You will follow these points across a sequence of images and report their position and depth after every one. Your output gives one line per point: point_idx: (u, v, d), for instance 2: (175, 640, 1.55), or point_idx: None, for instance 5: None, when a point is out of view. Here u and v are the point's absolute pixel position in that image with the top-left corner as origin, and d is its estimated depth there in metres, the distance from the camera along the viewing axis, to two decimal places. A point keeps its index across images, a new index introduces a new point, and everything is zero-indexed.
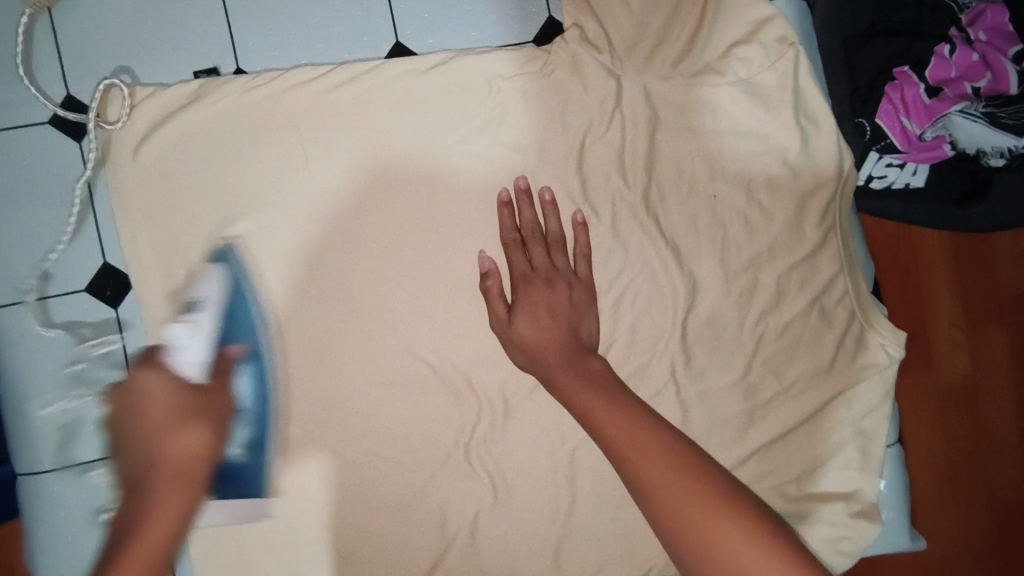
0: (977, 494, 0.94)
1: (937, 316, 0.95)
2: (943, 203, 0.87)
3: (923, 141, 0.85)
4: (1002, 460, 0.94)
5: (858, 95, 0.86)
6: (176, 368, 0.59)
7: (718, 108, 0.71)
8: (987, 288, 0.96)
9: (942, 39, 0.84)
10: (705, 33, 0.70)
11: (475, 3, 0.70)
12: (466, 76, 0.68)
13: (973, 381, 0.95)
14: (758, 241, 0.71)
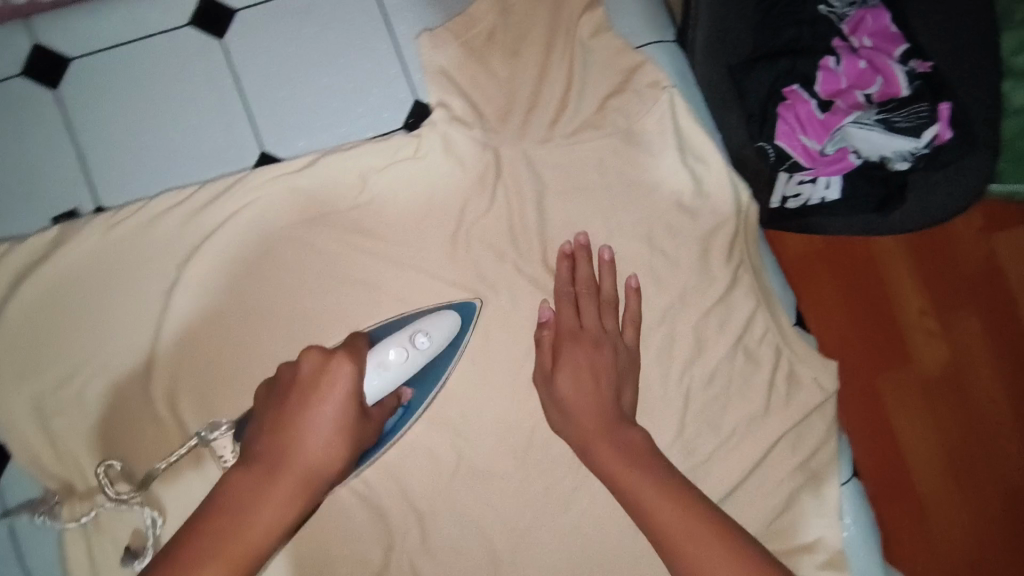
0: (980, 473, 0.96)
1: (905, 305, 0.98)
2: (860, 211, 0.85)
3: (827, 155, 0.84)
4: (998, 438, 0.96)
5: (755, 120, 0.85)
6: (368, 374, 0.56)
7: (605, 162, 0.69)
8: (948, 270, 0.98)
9: (826, 53, 0.85)
10: (577, 90, 0.68)
11: (336, 98, 0.67)
12: (337, 173, 0.65)
13: (955, 363, 0.97)
14: (667, 292, 0.68)
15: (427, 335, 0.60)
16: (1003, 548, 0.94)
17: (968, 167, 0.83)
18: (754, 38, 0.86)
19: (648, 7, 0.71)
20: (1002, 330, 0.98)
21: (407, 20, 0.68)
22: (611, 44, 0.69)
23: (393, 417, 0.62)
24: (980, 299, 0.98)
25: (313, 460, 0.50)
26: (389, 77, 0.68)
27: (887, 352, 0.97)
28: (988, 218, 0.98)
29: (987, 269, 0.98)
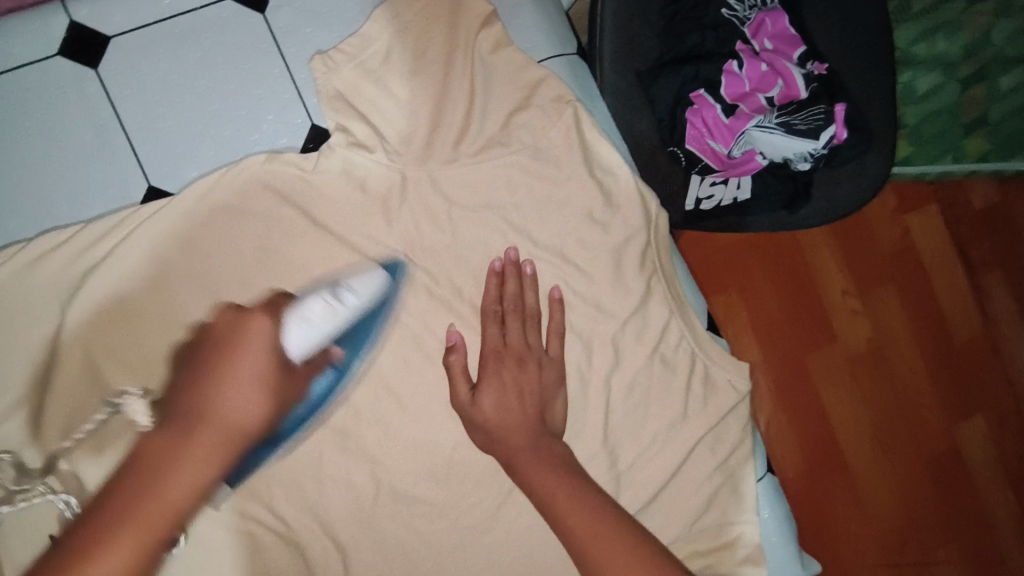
0: (885, 423, 1.37)
1: (829, 295, 1.33)
2: (772, 209, 0.90)
3: (735, 158, 0.87)
4: (922, 392, 1.37)
5: (664, 125, 0.86)
6: (291, 327, 0.53)
7: (513, 176, 0.68)
8: (877, 257, 1.37)
9: (729, 56, 0.86)
10: (480, 106, 0.68)
11: (227, 124, 0.64)
12: (237, 202, 0.63)
13: (874, 339, 1.34)
14: (582, 305, 0.68)
15: (350, 290, 0.59)
16: (902, 474, 1.34)
17: (869, 163, 0.90)
18: (661, 42, 0.87)
19: (546, 20, 0.71)
20: (924, 303, 1.39)
21: (297, 40, 0.65)
22: (513, 59, 0.69)
23: (323, 379, 0.59)
24: (895, 276, 1.37)
25: (236, 422, 0.47)
26: (283, 100, 0.65)
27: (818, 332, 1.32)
28: (896, 214, 1.37)
29: (906, 247, 1.38)
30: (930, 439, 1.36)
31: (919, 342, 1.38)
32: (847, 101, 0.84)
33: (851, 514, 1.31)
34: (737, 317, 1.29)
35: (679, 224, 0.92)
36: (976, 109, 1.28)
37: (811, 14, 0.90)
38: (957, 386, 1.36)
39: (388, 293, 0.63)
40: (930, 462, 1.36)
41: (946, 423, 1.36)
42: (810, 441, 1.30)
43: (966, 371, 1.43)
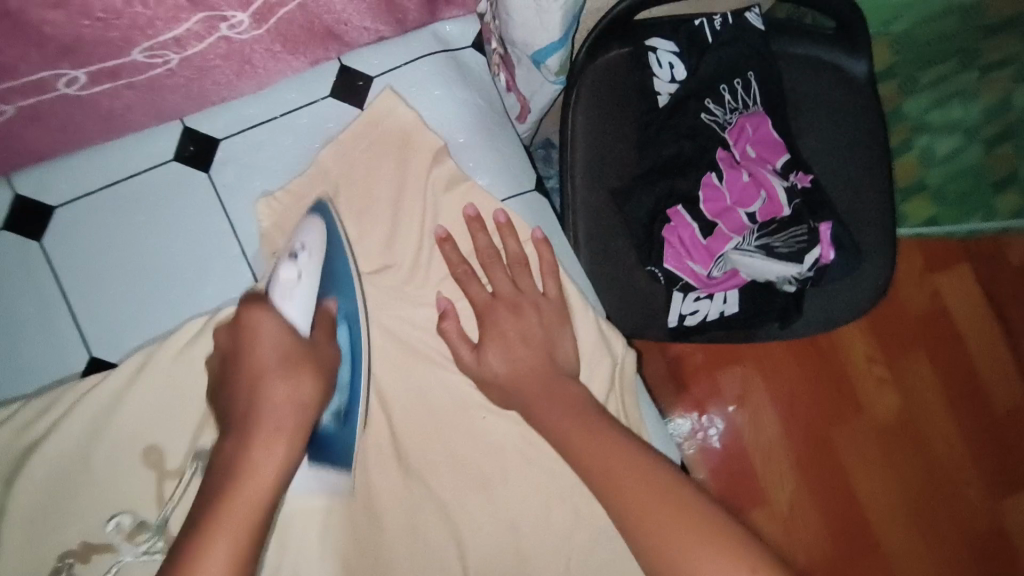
0: (923, 497, 1.34)
1: (852, 363, 1.36)
2: (763, 322, 0.85)
3: (717, 276, 0.82)
4: (957, 465, 1.35)
5: (642, 244, 0.82)
6: (279, 306, 0.58)
7: (468, 325, 0.66)
8: (910, 328, 1.37)
9: (709, 168, 0.82)
10: (430, 252, 0.66)
11: (172, 286, 0.64)
12: (170, 369, 0.62)
13: (900, 410, 1.36)
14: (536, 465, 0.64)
15: (297, 244, 0.60)
16: (940, 550, 1.33)
17: (866, 272, 0.84)
18: (632, 156, 0.83)
19: (502, 150, 0.69)
20: (957, 374, 1.37)
21: (249, 195, 0.66)
22: (467, 193, 0.66)
23: (339, 334, 0.61)
24: (927, 339, 1.37)
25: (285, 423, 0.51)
26: (228, 257, 0.65)
27: (845, 402, 1.35)
28: (925, 277, 1.38)
29: (938, 310, 1.38)
30: (965, 515, 1.34)
31: (956, 407, 1.37)
32: (832, 219, 0.79)
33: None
34: (756, 391, 1.34)
35: (663, 339, 0.87)
36: (1006, 165, 1.25)
37: (797, 114, 0.87)
38: (987, 454, 1.36)
39: (334, 227, 0.62)
40: (972, 538, 1.34)
41: (974, 497, 1.35)
42: (838, 517, 1.32)
43: (1017, 438, 1.37)
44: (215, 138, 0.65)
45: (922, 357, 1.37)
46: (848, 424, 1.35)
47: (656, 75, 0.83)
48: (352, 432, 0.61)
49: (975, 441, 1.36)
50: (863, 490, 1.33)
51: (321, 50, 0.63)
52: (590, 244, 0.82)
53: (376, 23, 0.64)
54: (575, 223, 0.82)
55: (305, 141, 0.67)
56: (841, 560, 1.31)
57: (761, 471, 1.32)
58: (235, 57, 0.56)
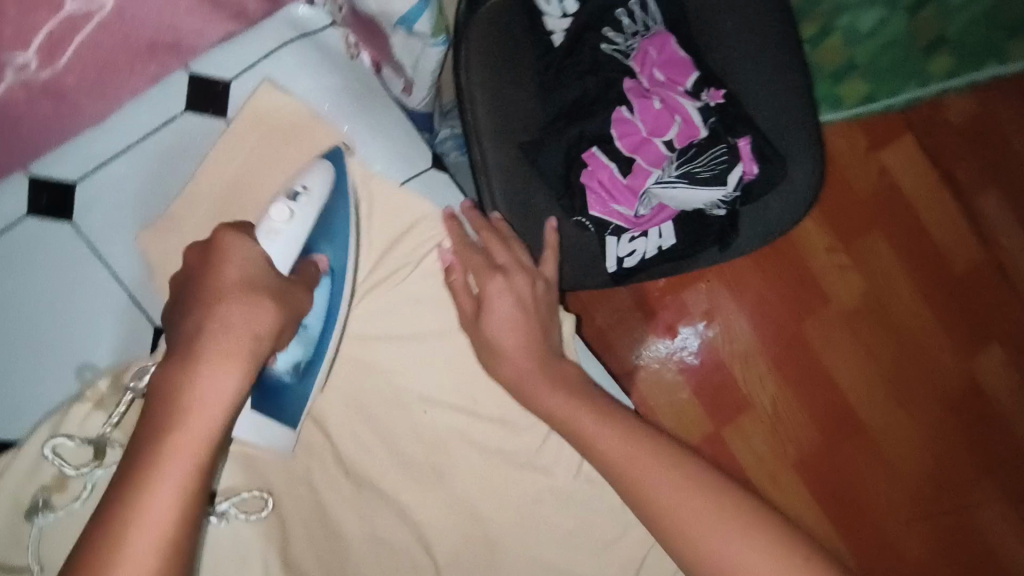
0: (894, 368, 1.37)
1: (811, 251, 1.36)
2: (703, 248, 0.83)
3: (645, 213, 0.80)
4: (922, 331, 1.38)
5: (565, 196, 0.78)
6: (265, 243, 0.56)
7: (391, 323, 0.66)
8: (860, 206, 1.37)
9: (618, 101, 0.77)
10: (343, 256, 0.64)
11: (68, 348, 0.60)
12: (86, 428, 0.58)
13: (864, 289, 1.37)
14: (487, 447, 0.65)
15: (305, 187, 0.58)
16: (917, 414, 1.37)
17: (796, 178, 0.82)
18: (538, 105, 0.79)
19: (401, 133, 0.66)
20: (912, 245, 1.38)
21: (131, 234, 0.61)
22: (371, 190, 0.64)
23: (319, 289, 0.59)
24: (880, 216, 1.37)
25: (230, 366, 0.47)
26: (120, 312, 0.61)
27: (811, 295, 1.36)
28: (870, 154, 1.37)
29: (886, 185, 1.37)
30: (936, 377, 1.38)
31: (916, 277, 1.38)
32: (751, 130, 0.76)
33: (873, 468, 1.36)
34: (723, 300, 1.35)
35: (606, 287, 0.84)
36: (929, 32, 1.31)
37: (699, 29, 0.83)
38: (952, 317, 1.38)
39: (342, 182, 0.61)
40: (948, 398, 1.38)
41: (942, 354, 1.38)
42: (819, 406, 1.35)
43: (979, 295, 1.38)
44: (69, 180, 0.60)
45: (878, 235, 1.37)
46: (816, 314, 1.36)
47: (545, 13, 0.78)
48: (307, 386, 0.60)
49: (938, 305, 1.38)
50: (838, 373, 1.36)
51: (153, 66, 0.58)
52: (511, 207, 0.77)
53: (213, 23, 0.59)
54: (490, 188, 0.77)
55: (179, 157, 0.62)
56: (829, 447, 1.35)
57: (742, 377, 1.34)
58: (46, 98, 0.52)
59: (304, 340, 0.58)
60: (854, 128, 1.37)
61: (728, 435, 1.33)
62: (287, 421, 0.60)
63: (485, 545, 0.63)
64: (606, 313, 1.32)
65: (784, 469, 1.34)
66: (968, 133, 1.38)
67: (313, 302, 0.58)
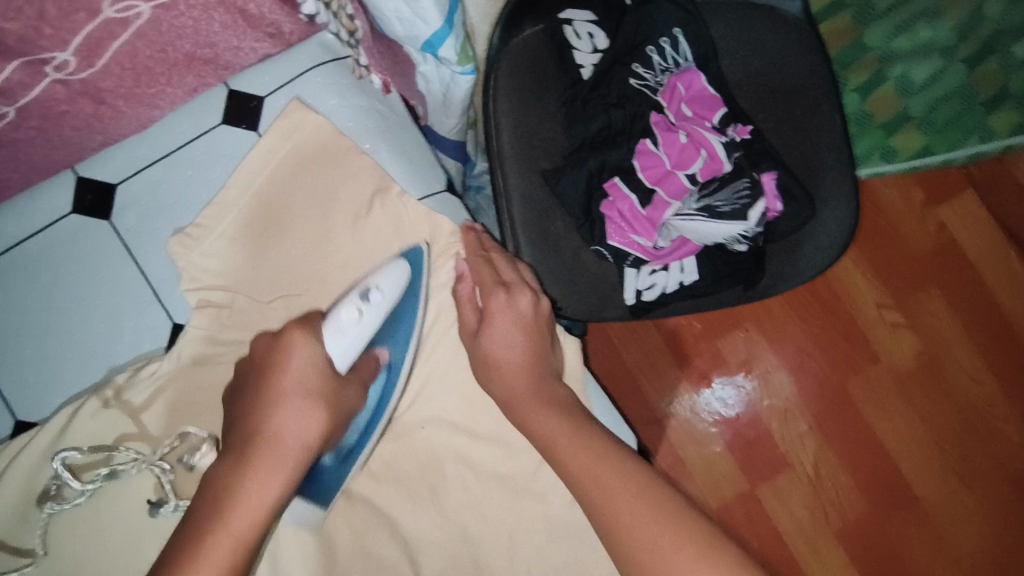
0: (950, 436, 1.34)
1: (861, 305, 1.35)
2: (726, 287, 0.80)
3: (664, 246, 0.79)
4: (983, 398, 1.33)
5: (584, 225, 0.78)
6: (329, 341, 0.59)
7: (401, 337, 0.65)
8: (914, 265, 1.34)
9: (642, 134, 0.79)
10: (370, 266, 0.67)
11: (95, 337, 0.65)
12: (103, 416, 0.63)
13: (919, 350, 1.35)
14: (483, 471, 0.64)
15: (378, 290, 0.61)
16: (975, 488, 1.33)
17: (827, 219, 0.80)
18: (563, 134, 0.80)
19: (421, 155, 0.69)
20: (973, 308, 1.34)
21: (162, 241, 0.66)
22: (393, 205, 0.66)
23: (375, 383, 0.64)
24: (941, 276, 1.34)
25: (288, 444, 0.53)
26: (143, 305, 0.66)
27: (859, 354, 1.35)
28: (929, 209, 1.34)
29: (945, 243, 1.35)
30: (996, 447, 1.33)
31: (978, 342, 1.34)
32: (776, 167, 0.76)
33: (925, 544, 1.32)
34: (761, 352, 1.36)
35: (624, 320, 0.82)
36: (992, 84, 1.28)
37: (730, 67, 0.83)
38: (1016, 388, 1.34)
39: (416, 280, 0.64)
40: (1011, 474, 1.33)
41: (1002, 422, 1.34)
42: (866, 472, 1.34)
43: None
44: (110, 183, 0.66)
45: (936, 294, 1.34)
46: (866, 371, 1.35)
47: (576, 48, 0.81)
48: (345, 473, 0.62)
49: (999, 374, 1.34)
50: (886, 436, 1.35)
51: (191, 77, 0.64)
52: (530, 234, 0.78)
53: (250, 41, 0.64)
54: (509, 210, 0.78)
55: (224, 162, 0.67)
56: (877, 517, 1.33)
57: (778, 435, 1.35)
58: (86, 98, 0.58)
59: (358, 427, 0.62)
60: (910, 185, 1.34)
61: (763, 494, 1.33)
62: (320, 502, 0.61)
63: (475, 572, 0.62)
64: (635, 352, 1.36)
65: (825, 539, 1.32)
66: None
67: (369, 396, 0.63)
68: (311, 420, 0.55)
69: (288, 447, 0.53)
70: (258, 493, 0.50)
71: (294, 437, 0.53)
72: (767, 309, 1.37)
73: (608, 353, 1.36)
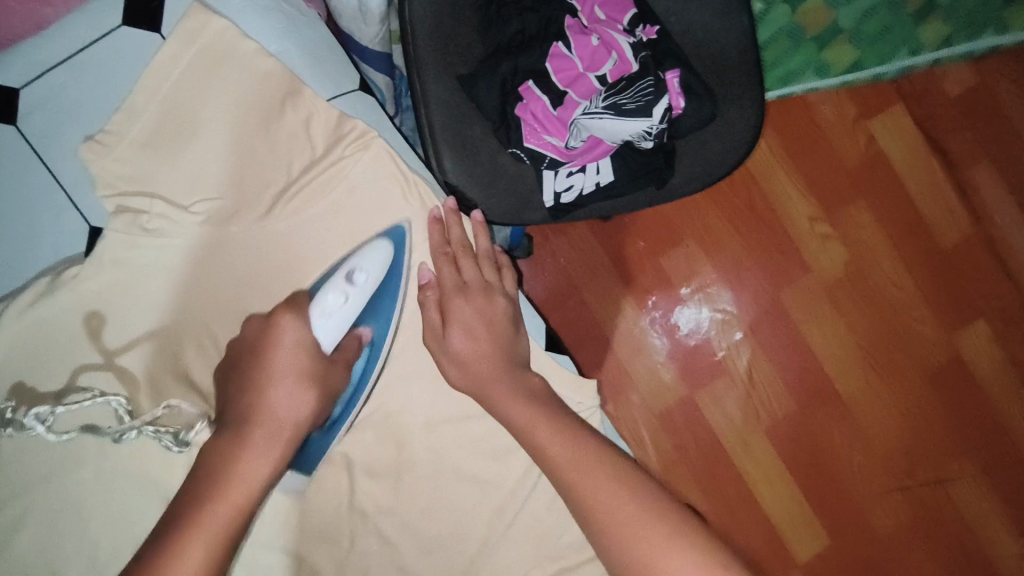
0: (874, 336, 1.45)
1: (792, 218, 1.44)
2: (639, 187, 0.84)
3: (577, 146, 0.83)
4: (902, 305, 1.45)
5: (499, 127, 0.80)
6: (316, 320, 0.69)
7: (315, 231, 0.76)
8: (840, 176, 1.44)
9: (556, 38, 0.81)
10: (284, 165, 0.74)
11: (15, 236, 0.73)
12: (32, 305, 0.71)
13: (848, 259, 1.45)
14: (397, 371, 0.79)
15: (361, 271, 0.71)
16: (896, 385, 1.45)
17: (733, 119, 0.84)
18: (476, 38, 0.81)
19: (322, 62, 0.75)
20: (890, 220, 1.45)
21: (71, 146, 0.73)
22: (302, 104, 0.73)
23: (359, 358, 0.75)
24: (866, 189, 1.45)
25: (283, 418, 0.64)
26: (58, 208, 0.74)
27: (791, 264, 1.44)
28: (857, 127, 1.44)
29: (873, 156, 1.45)
30: (914, 347, 1.45)
31: (899, 249, 1.45)
32: (679, 66, 0.79)
33: (848, 438, 1.45)
34: (700, 265, 1.43)
35: (545, 223, 0.85)
36: None
37: None
38: (935, 293, 1.45)
39: (398, 257, 0.76)
40: (928, 371, 1.45)
41: (918, 324, 1.45)
42: (797, 374, 1.44)
43: (966, 269, 1.45)
44: (16, 87, 0.72)
45: (861, 205, 1.45)
46: (796, 279, 1.44)
47: None
48: (328, 440, 0.74)
49: (919, 280, 1.45)
50: (816, 340, 1.44)
51: None
52: (448, 138, 0.80)
53: None
54: (428, 113, 0.80)
55: (126, 66, 0.74)
56: (806, 414, 1.44)
57: (716, 342, 1.43)
58: None
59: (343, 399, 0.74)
60: (843, 98, 1.44)
61: (701, 400, 1.43)
62: (306, 469, 0.73)
63: (396, 444, 0.78)
64: (577, 263, 1.42)
65: (757, 435, 1.43)
66: (961, 104, 1.45)
67: (353, 369, 0.74)
68: (304, 401, 0.66)
69: (284, 423, 0.64)
70: (252, 469, 0.61)
71: (289, 409, 0.64)
72: (705, 223, 1.44)
73: (554, 271, 1.42)
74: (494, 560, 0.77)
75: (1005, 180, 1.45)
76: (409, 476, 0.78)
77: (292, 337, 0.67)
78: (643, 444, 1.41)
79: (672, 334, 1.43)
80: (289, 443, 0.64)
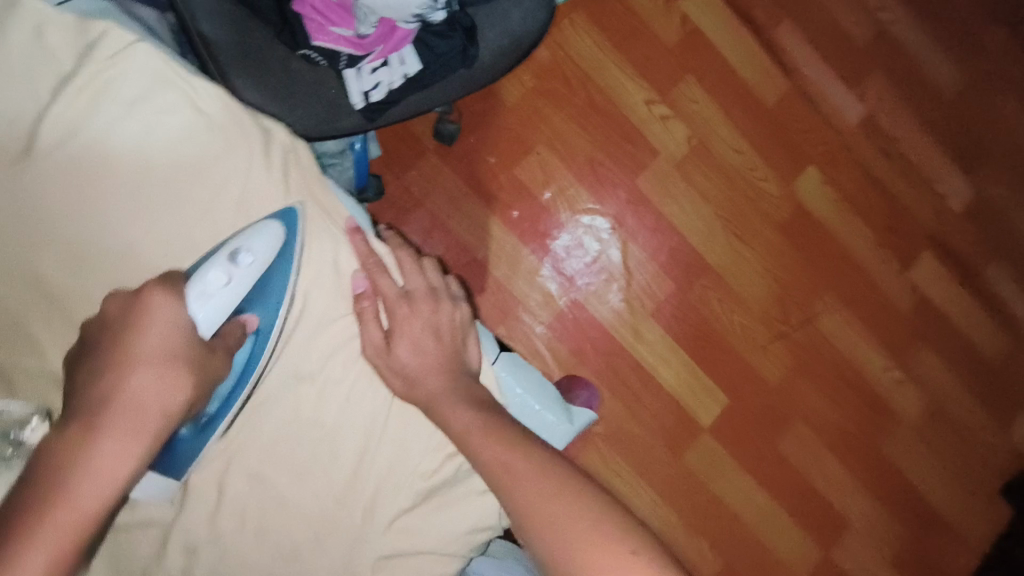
0: (728, 203, 1.52)
1: (628, 107, 1.47)
2: (449, 72, 0.81)
3: (370, 36, 0.82)
4: (744, 169, 1.52)
5: (282, 29, 0.78)
6: (194, 298, 0.64)
7: (89, 145, 0.69)
8: (662, 58, 1.48)
9: None
10: (31, 83, 0.69)
11: None
12: None
13: (690, 135, 1.50)
14: None
15: (247, 252, 0.68)
16: (757, 243, 1.53)
17: None
18: None
19: None
20: (718, 91, 1.51)
21: None
22: (36, 15, 0.69)
23: (244, 345, 0.72)
24: (690, 65, 1.50)
25: (148, 407, 0.56)
26: None
27: (639, 151, 1.48)
28: (669, 8, 1.49)
29: (690, 33, 1.50)
30: (764, 203, 1.53)
31: (731, 117, 1.52)
32: None
33: (724, 302, 1.51)
34: (556, 169, 1.44)
35: (362, 129, 0.81)
36: None
37: None
38: (771, 153, 1.53)
39: (291, 237, 0.73)
40: (778, 225, 1.54)
41: (764, 180, 1.53)
42: (668, 254, 1.49)
43: (790, 123, 1.54)
44: None
45: (691, 81, 1.50)
46: (647, 166, 1.48)
47: None
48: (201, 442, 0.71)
49: (755, 141, 1.53)
50: (675, 219, 1.50)
51: None
52: (227, 50, 0.73)
53: None
54: (194, 21, 0.72)
55: None
56: (685, 289, 1.50)
57: (587, 242, 1.46)
58: None
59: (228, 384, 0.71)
60: None
61: (585, 299, 1.45)
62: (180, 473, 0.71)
63: None
64: (436, 194, 1.39)
65: (644, 320, 1.48)
66: None
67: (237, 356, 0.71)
68: (176, 386, 0.59)
69: (151, 413, 0.56)
70: (113, 461, 0.53)
71: (158, 394, 0.57)
72: (551, 127, 1.44)
73: (414, 205, 1.38)
74: (375, 468, 0.78)
75: (804, 34, 1.55)
76: (268, 402, 0.76)
77: (160, 323, 0.61)
78: (542, 355, 1.43)
79: (544, 244, 1.43)
80: (159, 435, 0.56)
